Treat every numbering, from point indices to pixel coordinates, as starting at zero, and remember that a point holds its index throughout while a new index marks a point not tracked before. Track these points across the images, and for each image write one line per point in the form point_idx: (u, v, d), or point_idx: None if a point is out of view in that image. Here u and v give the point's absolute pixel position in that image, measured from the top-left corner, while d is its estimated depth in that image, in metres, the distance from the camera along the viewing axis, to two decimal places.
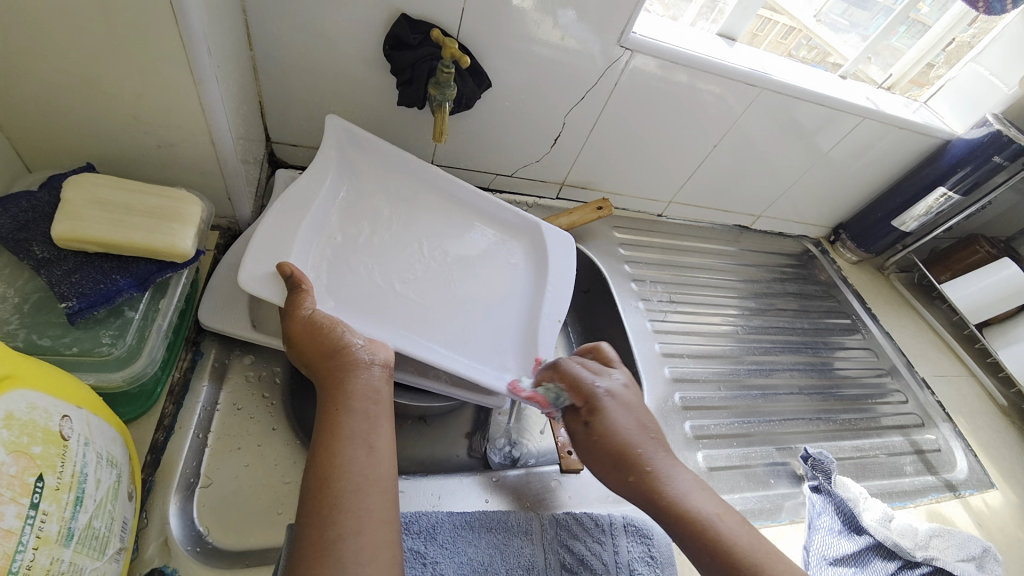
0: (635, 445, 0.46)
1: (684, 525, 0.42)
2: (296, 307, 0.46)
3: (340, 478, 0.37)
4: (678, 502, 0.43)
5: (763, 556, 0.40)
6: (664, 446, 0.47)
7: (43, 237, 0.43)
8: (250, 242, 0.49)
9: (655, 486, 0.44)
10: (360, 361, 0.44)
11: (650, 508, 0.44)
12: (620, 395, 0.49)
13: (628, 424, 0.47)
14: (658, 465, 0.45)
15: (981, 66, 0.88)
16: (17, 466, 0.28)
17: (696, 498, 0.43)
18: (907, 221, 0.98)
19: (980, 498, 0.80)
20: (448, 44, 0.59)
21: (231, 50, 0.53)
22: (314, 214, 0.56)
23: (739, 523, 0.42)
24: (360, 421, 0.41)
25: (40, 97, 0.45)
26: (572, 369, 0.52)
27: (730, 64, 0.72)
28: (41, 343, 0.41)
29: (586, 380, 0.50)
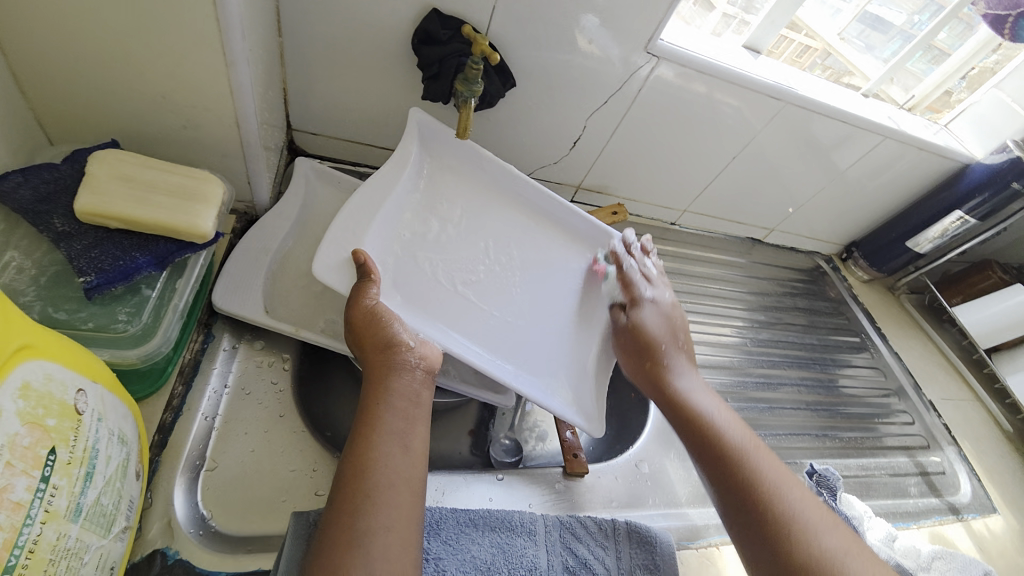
0: (658, 344, 0.60)
1: (680, 400, 0.55)
2: (360, 295, 0.47)
3: (374, 471, 0.38)
4: (680, 391, 0.56)
5: (739, 444, 0.50)
6: (683, 354, 0.61)
7: (64, 210, 0.43)
8: (328, 230, 0.50)
9: (663, 375, 0.57)
10: (408, 362, 0.46)
11: (656, 388, 0.57)
12: (661, 311, 0.63)
13: (659, 326, 0.62)
14: (671, 363, 0.59)
15: (1003, 93, 0.87)
16: (32, 438, 0.28)
17: (697, 395, 0.55)
18: (921, 243, 0.98)
19: (982, 522, 0.80)
20: (479, 40, 0.59)
21: (261, 35, 0.53)
22: (388, 210, 0.58)
23: (731, 418, 0.53)
24: (398, 419, 0.42)
25: (69, 70, 0.45)
26: (630, 274, 0.66)
27: (753, 76, 0.72)
28: (57, 317, 0.40)
29: (636, 288, 0.65)
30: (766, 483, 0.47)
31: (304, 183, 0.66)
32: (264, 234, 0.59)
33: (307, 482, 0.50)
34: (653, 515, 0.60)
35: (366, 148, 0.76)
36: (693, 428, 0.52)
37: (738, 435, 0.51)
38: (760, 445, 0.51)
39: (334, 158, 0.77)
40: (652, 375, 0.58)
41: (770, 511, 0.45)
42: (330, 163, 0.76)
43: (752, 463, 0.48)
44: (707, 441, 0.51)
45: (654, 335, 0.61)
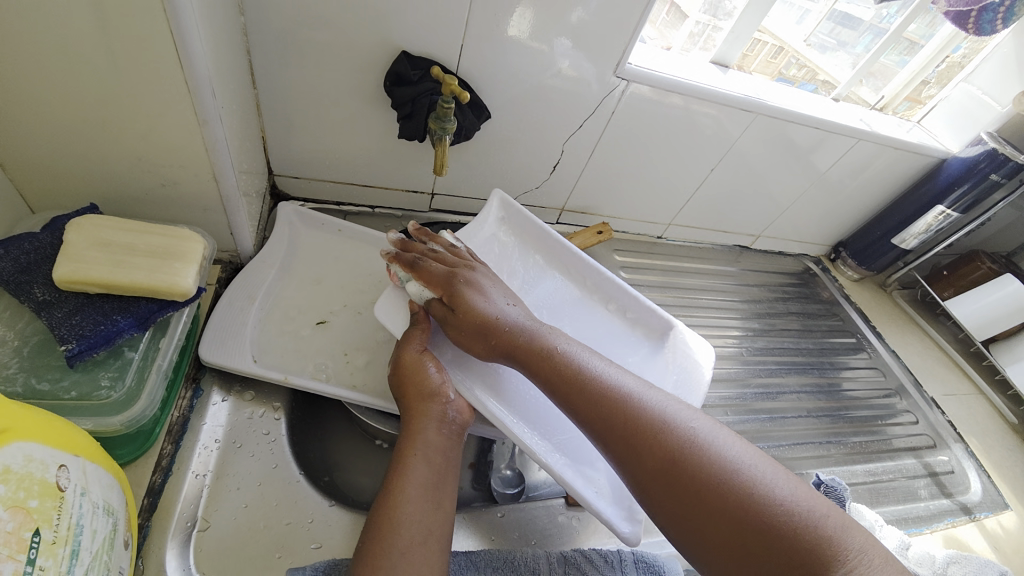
0: (491, 313, 0.52)
1: (536, 361, 0.50)
2: (410, 340, 0.51)
3: (406, 529, 0.42)
4: (529, 334, 0.51)
5: (600, 373, 0.49)
6: (518, 308, 0.55)
7: (44, 278, 0.43)
8: (392, 281, 0.57)
9: (512, 343, 0.51)
10: (445, 416, 0.49)
11: (510, 359, 0.51)
12: (479, 280, 0.54)
13: (489, 288, 0.54)
14: (509, 318, 0.52)
15: (973, 86, 0.89)
16: (14, 522, 0.28)
17: (545, 333, 0.52)
18: (907, 238, 0.98)
19: (996, 520, 0.79)
20: (448, 81, 0.60)
21: (234, 88, 0.54)
22: None
23: (593, 357, 0.51)
24: (430, 474, 0.45)
25: (45, 139, 0.46)
26: (427, 266, 0.55)
27: (723, 90, 0.74)
28: (39, 388, 0.40)
29: (441, 272, 0.54)
30: (629, 401, 0.46)
31: (287, 227, 0.66)
32: (249, 282, 0.59)
33: (303, 535, 0.49)
34: (661, 542, 0.60)
35: (348, 188, 0.76)
36: (553, 375, 0.48)
37: (597, 363, 0.50)
38: (626, 372, 0.50)
39: (317, 199, 0.77)
40: (495, 344, 0.51)
41: (638, 427, 0.45)
42: (314, 205, 0.77)
43: (617, 384, 0.48)
44: (568, 380, 0.48)
45: (487, 311, 0.52)
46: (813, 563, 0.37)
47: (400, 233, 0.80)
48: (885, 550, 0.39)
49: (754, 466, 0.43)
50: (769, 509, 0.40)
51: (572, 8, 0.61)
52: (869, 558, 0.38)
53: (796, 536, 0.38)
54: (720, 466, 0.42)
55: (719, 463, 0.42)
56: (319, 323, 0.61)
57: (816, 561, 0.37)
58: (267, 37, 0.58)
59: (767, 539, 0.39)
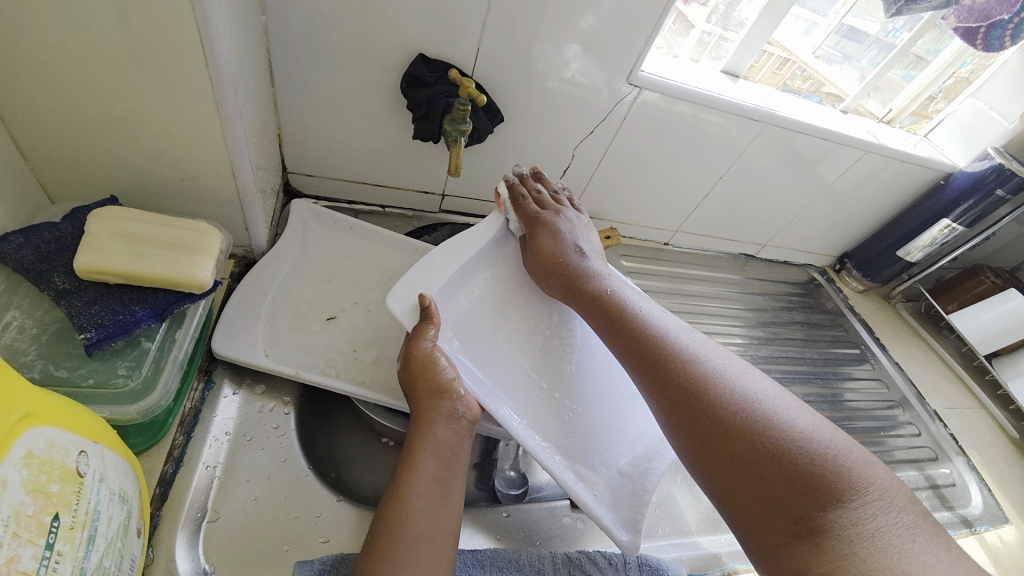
0: (563, 255, 0.61)
1: (591, 296, 0.57)
2: (421, 335, 0.52)
3: (412, 523, 0.42)
4: (584, 275, 0.59)
5: (640, 312, 0.54)
6: (593, 258, 0.62)
7: (65, 268, 0.44)
8: (404, 275, 0.56)
9: (574, 278, 0.59)
10: (455, 411, 0.49)
11: (569, 295, 0.59)
12: (562, 225, 0.63)
13: (570, 233, 0.63)
14: (576, 263, 0.60)
15: (981, 101, 0.90)
16: (35, 506, 0.28)
17: (602, 278, 0.59)
18: (912, 251, 0.99)
19: (996, 534, 0.79)
20: (466, 84, 0.61)
21: (255, 86, 0.55)
22: (465, 267, 0.61)
23: (643, 300, 0.57)
24: (439, 468, 0.46)
25: (69, 131, 0.46)
26: (527, 204, 0.65)
27: (734, 100, 0.75)
28: (58, 375, 0.41)
29: (537, 210, 0.64)
30: (665, 337, 0.51)
31: (300, 225, 0.67)
32: (262, 277, 0.60)
33: (310, 529, 0.49)
34: (664, 546, 0.60)
35: (360, 187, 0.77)
36: (599, 306, 0.56)
37: (642, 304, 0.56)
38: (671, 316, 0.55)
39: (330, 197, 0.78)
40: (557, 278, 0.60)
41: (670, 356, 0.49)
42: (326, 203, 0.78)
43: (655, 325, 0.53)
44: (611, 311, 0.55)
45: (561, 249, 0.61)
46: (823, 490, 0.38)
47: (409, 233, 0.81)
48: (909, 496, 0.39)
49: (775, 402, 0.44)
50: (786, 438, 0.41)
51: (586, 15, 0.61)
52: (888, 496, 0.38)
53: (812, 466, 0.39)
54: (744, 396, 0.45)
55: (744, 395, 0.45)
56: (330, 320, 0.62)
57: (829, 488, 0.38)
58: (287, 37, 0.58)
59: (782, 462, 0.40)
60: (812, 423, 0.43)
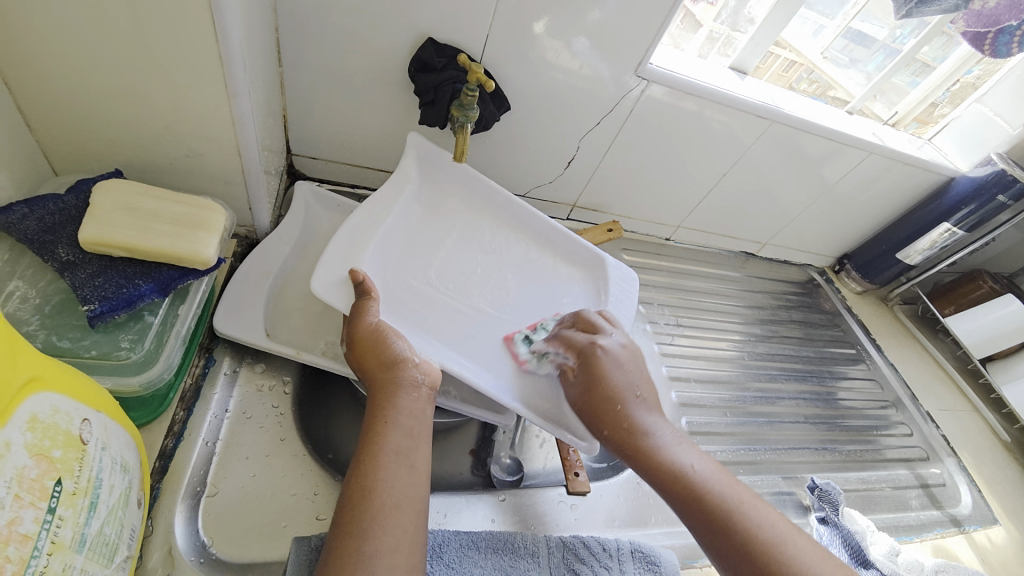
0: (619, 399, 0.52)
1: (650, 457, 0.48)
2: (363, 312, 0.51)
3: (380, 493, 0.41)
4: (653, 438, 0.49)
5: (732, 499, 0.44)
6: (651, 403, 0.52)
7: (69, 239, 0.44)
8: (327, 248, 0.54)
9: (632, 434, 0.50)
10: (413, 380, 0.49)
11: (627, 453, 0.49)
12: (618, 358, 0.54)
13: (618, 369, 0.53)
14: (640, 417, 0.51)
15: (986, 107, 0.89)
16: (38, 469, 0.28)
17: (672, 442, 0.49)
18: (910, 254, 0.99)
19: (985, 534, 0.80)
20: (475, 69, 0.60)
21: (262, 65, 0.54)
22: (390, 221, 0.62)
23: (711, 464, 0.48)
24: (404, 438, 0.45)
25: (74, 104, 0.46)
26: (573, 335, 0.58)
27: (741, 96, 0.74)
28: (60, 345, 0.41)
29: (582, 344, 0.56)
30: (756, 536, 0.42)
31: (303, 206, 0.66)
32: (265, 257, 0.60)
33: (307, 507, 0.49)
34: (656, 534, 0.60)
35: (364, 171, 0.77)
36: (677, 486, 0.46)
37: (710, 470, 0.47)
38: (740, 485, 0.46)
39: (333, 181, 0.78)
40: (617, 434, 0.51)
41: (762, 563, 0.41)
42: (330, 186, 0.78)
43: (748, 516, 0.43)
44: (698, 499, 0.45)
45: (613, 392, 0.52)
46: None
47: None
48: None
49: None
50: None
51: (596, 7, 0.61)
52: None
53: None
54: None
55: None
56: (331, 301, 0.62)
57: None
58: (295, 17, 0.58)
59: None
60: None
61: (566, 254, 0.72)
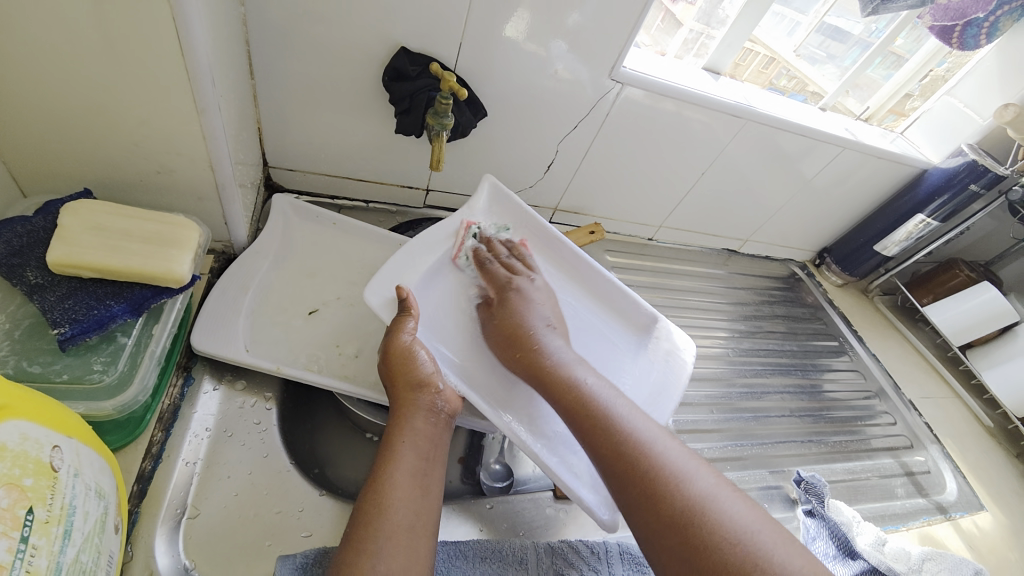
0: (530, 329, 0.58)
1: (540, 371, 0.54)
2: (399, 329, 0.52)
3: (393, 512, 0.42)
4: (574, 382, 0.53)
5: (611, 404, 0.51)
6: (556, 332, 0.60)
7: (37, 262, 0.43)
8: (383, 267, 0.57)
9: (533, 353, 0.56)
10: (434, 405, 0.49)
11: (524, 367, 0.56)
12: (532, 296, 0.62)
13: (528, 303, 0.61)
14: (546, 341, 0.57)
15: (956, 98, 0.91)
16: (8, 499, 0.28)
17: (573, 365, 0.55)
18: (888, 246, 1.01)
19: (970, 520, 0.81)
20: (447, 77, 0.61)
21: (233, 79, 0.54)
22: (445, 250, 0.64)
23: (603, 380, 0.54)
24: (418, 460, 0.46)
25: (39, 124, 0.46)
26: (494, 268, 0.65)
27: (716, 96, 0.75)
28: (30, 370, 0.40)
29: (503, 278, 0.63)
30: (657, 465, 0.46)
31: (281, 219, 0.66)
32: (243, 272, 0.59)
33: (292, 524, 0.49)
34: None
35: (343, 182, 0.77)
36: (586, 419, 0.50)
37: (594, 380, 0.53)
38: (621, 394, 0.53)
39: (312, 192, 0.77)
40: (535, 378, 0.54)
41: (658, 489, 0.44)
42: (308, 198, 0.77)
43: (654, 449, 0.47)
44: (575, 401, 0.51)
45: (525, 321, 0.59)
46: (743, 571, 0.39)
47: (394, 228, 0.81)
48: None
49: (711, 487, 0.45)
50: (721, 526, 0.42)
51: (569, 13, 0.62)
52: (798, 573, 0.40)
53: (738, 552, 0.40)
54: (729, 540, 0.41)
55: (730, 538, 0.41)
56: (311, 314, 0.62)
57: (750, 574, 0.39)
58: (266, 30, 0.58)
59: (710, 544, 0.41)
60: (746, 512, 0.43)
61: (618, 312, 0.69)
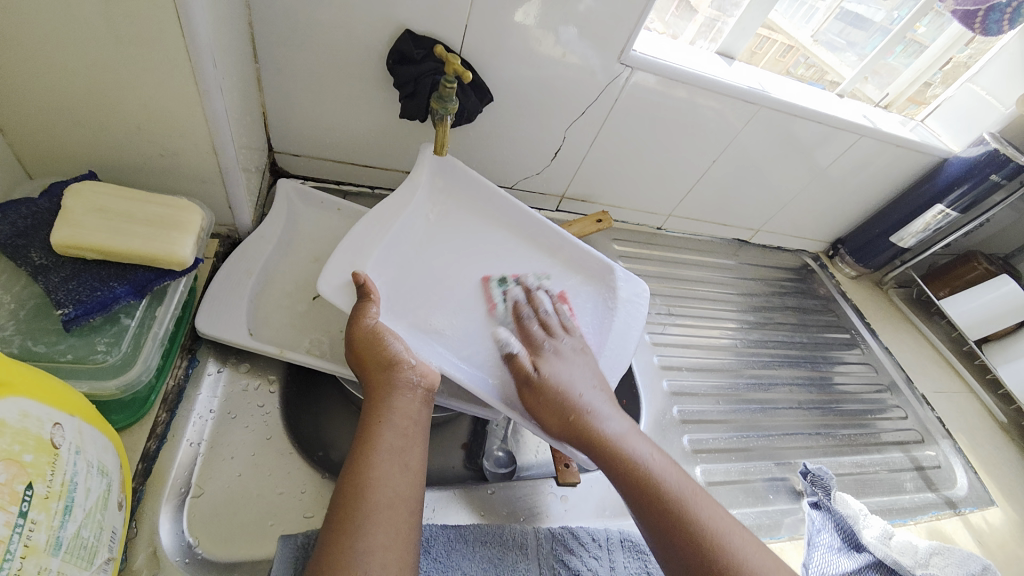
0: (578, 396, 0.55)
1: (591, 439, 0.52)
2: (362, 315, 0.51)
3: (373, 488, 0.42)
4: (638, 461, 0.50)
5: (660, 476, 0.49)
6: (603, 394, 0.57)
7: (42, 244, 0.43)
8: (334, 252, 0.55)
9: (585, 420, 0.53)
10: (409, 382, 0.49)
11: (573, 436, 0.53)
12: (569, 358, 0.59)
13: (568, 368, 0.57)
14: (595, 407, 0.54)
15: (978, 86, 0.88)
16: (7, 474, 0.28)
17: (626, 434, 0.52)
18: (904, 238, 0.98)
19: (981, 516, 0.80)
20: (451, 60, 0.59)
21: (235, 61, 0.54)
22: (397, 228, 0.62)
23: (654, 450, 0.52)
24: (398, 438, 0.46)
25: (41, 106, 0.46)
26: (530, 324, 0.62)
27: (729, 81, 0.73)
28: (36, 350, 0.41)
29: (541, 339, 0.60)
30: (731, 560, 0.44)
31: (286, 204, 0.66)
32: (247, 256, 0.59)
33: (294, 505, 0.49)
34: None
35: (348, 167, 0.76)
36: (636, 487, 0.48)
37: (643, 449, 0.51)
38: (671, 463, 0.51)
39: (317, 177, 0.77)
40: (591, 452, 0.52)
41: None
42: (314, 183, 0.77)
43: (727, 542, 0.45)
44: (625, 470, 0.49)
45: (569, 386, 0.56)
46: None
47: None
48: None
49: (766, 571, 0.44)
50: None
51: None
52: None
53: None
54: None
55: None
56: (315, 298, 0.62)
57: None
58: (269, 13, 0.57)
59: None
60: None
61: (576, 264, 0.70)
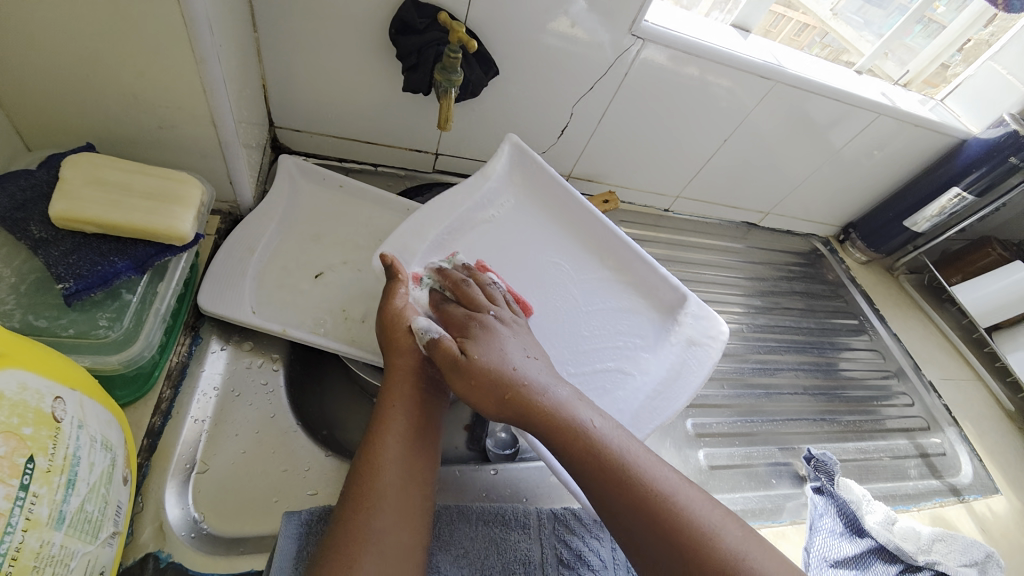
0: (511, 369, 0.47)
1: (533, 414, 0.46)
2: (391, 294, 0.52)
3: (387, 469, 0.43)
4: (586, 433, 0.45)
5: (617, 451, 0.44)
6: (541, 364, 0.50)
7: (41, 217, 0.42)
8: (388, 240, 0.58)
9: (520, 397, 0.46)
10: (425, 368, 0.50)
11: (510, 414, 0.46)
12: (499, 330, 0.51)
13: (500, 341, 0.50)
14: (534, 379, 0.48)
15: (1000, 65, 0.85)
16: (7, 447, 0.28)
17: (571, 404, 0.47)
18: (919, 222, 0.96)
19: (985, 503, 0.80)
20: (457, 29, 0.58)
21: (233, 30, 0.52)
22: (460, 215, 0.64)
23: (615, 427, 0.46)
24: (410, 422, 0.47)
25: (36, 77, 0.44)
26: (451, 306, 0.54)
27: (743, 56, 0.71)
28: (37, 324, 0.40)
29: (463, 316, 0.52)
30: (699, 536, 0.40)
31: (289, 181, 0.65)
32: (249, 234, 0.59)
33: (299, 480, 0.50)
34: None
35: (351, 144, 0.75)
36: (587, 460, 0.44)
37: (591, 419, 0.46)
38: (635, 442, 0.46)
39: (320, 154, 0.76)
40: (529, 424, 0.46)
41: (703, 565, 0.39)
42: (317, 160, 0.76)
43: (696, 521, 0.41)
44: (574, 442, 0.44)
45: (502, 362, 0.48)
46: None
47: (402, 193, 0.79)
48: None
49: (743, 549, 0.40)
50: None
51: None
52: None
53: None
54: None
55: None
56: (318, 277, 0.61)
57: None
58: None
59: None
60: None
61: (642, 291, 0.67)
